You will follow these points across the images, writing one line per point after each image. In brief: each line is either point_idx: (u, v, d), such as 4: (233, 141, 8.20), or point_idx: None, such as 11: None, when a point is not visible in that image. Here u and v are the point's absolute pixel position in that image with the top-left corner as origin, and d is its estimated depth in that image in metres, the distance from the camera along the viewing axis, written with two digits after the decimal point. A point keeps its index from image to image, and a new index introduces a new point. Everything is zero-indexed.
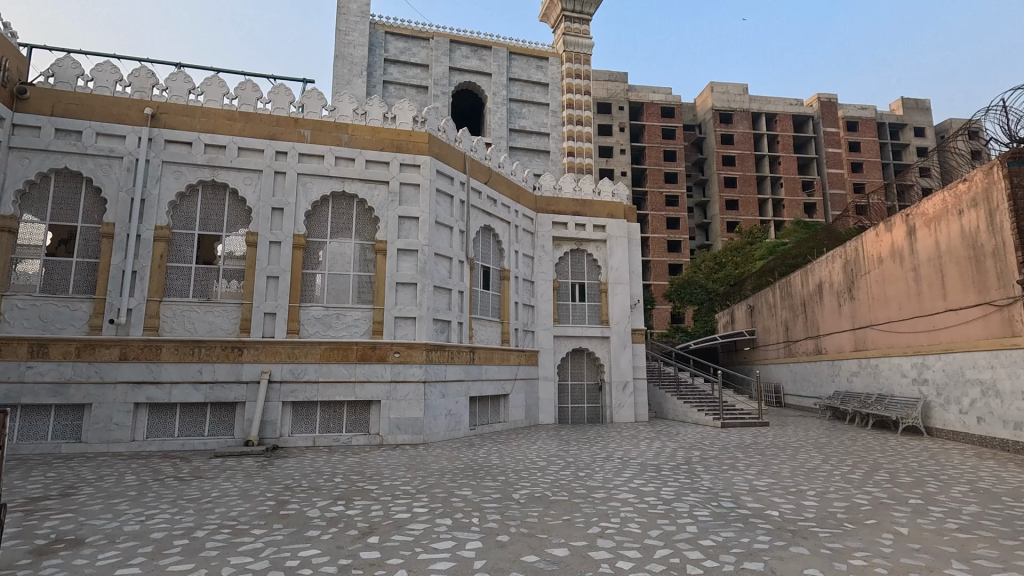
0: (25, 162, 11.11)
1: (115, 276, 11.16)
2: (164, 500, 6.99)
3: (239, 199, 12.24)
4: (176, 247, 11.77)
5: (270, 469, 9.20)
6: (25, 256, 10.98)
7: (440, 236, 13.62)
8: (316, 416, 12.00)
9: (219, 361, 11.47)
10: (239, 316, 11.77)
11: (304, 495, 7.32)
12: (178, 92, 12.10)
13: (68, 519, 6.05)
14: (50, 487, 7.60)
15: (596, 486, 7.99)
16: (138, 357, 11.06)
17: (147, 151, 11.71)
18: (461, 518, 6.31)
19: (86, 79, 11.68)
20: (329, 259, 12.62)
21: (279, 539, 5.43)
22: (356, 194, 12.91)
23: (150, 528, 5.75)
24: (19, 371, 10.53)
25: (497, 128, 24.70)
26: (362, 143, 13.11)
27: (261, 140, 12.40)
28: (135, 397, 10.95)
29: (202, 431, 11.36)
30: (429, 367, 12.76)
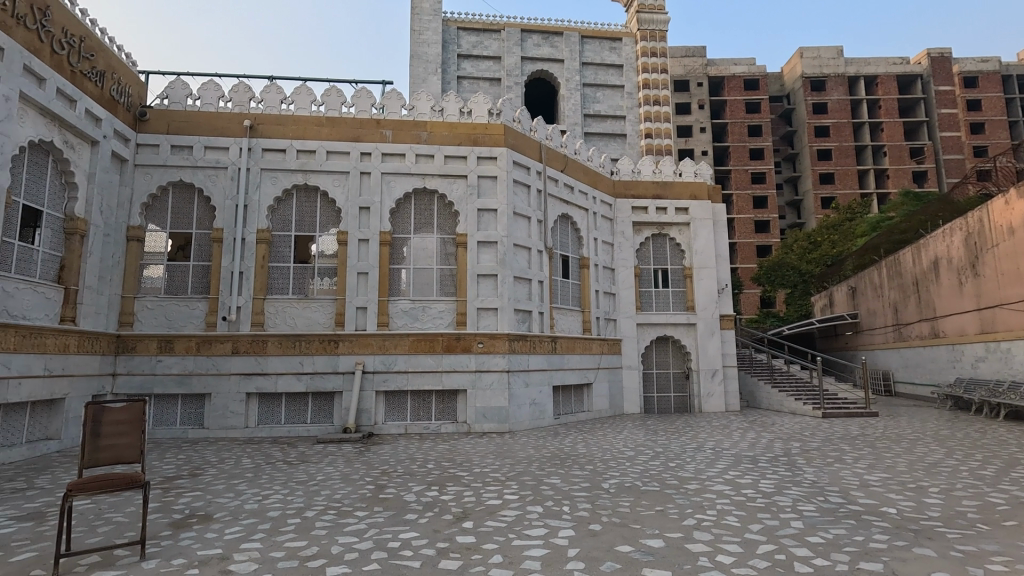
0: (148, 177, 12.35)
1: (225, 277, 12.19)
2: (277, 482, 7.60)
3: (330, 200, 12.95)
4: (276, 248, 12.66)
5: (368, 455, 9.73)
6: (152, 262, 12.22)
7: (519, 226, 13.69)
8: (407, 405, 12.53)
9: (317, 353, 12.24)
10: (333, 310, 12.49)
11: (401, 480, 7.67)
12: (271, 103, 12.97)
13: (197, 497, 6.73)
14: (181, 468, 8.48)
15: (688, 477, 7.75)
16: (248, 350, 12.04)
17: (247, 160, 12.64)
18: (552, 506, 6.34)
19: (194, 98, 12.79)
20: (414, 254, 13.07)
21: (380, 521, 5.73)
22: (436, 190, 13.26)
23: (267, 507, 6.27)
24: (152, 365, 11.78)
25: (572, 115, 24.39)
26: (441, 139, 13.42)
27: (347, 142, 13.02)
28: (247, 387, 11.93)
29: (305, 419, 12.20)
30: (512, 357, 12.91)
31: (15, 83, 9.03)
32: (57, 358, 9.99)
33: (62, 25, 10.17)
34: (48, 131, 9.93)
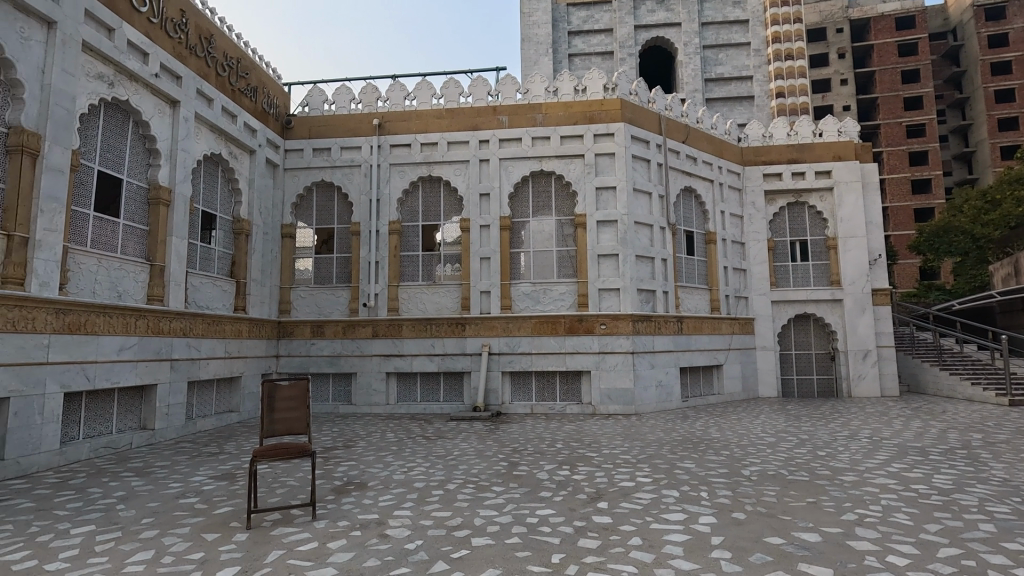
0: (296, 179, 13.73)
1: (363, 267, 13.23)
2: (419, 455, 8.17)
3: (452, 189, 13.49)
4: (406, 238, 13.49)
5: (498, 433, 10.11)
6: (301, 256, 13.61)
7: (640, 203, 13.23)
8: (532, 385, 12.82)
9: (447, 336, 12.90)
10: (460, 295, 13.05)
11: (532, 458, 7.87)
12: (396, 100, 13.76)
13: (352, 466, 7.45)
14: (337, 440, 9.45)
15: (842, 467, 7.07)
16: (386, 334, 13.01)
17: (378, 156, 13.53)
18: (689, 491, 6.11)
19: (330, 103, 13.94)
20: (533, 237, 13.22)
21: (516, 497, 5.92)
22: (554, 171, 13.24)
23: (413, 478, 6.76)
24: (307, 347, 13.16)
25: (691, 81, 22.96)
26: (556, 120, 13.34)
27: (466, 132, 13.44)
28: (386, 367, 12.93)
29: (439, 397, 12.97)
30: (636, 338, 12.61)
31: (192, 106, 10.45)
32: (234, 342, 11.54)
33: (223, 49, 11.54)
34: (217, 145, 11.37)
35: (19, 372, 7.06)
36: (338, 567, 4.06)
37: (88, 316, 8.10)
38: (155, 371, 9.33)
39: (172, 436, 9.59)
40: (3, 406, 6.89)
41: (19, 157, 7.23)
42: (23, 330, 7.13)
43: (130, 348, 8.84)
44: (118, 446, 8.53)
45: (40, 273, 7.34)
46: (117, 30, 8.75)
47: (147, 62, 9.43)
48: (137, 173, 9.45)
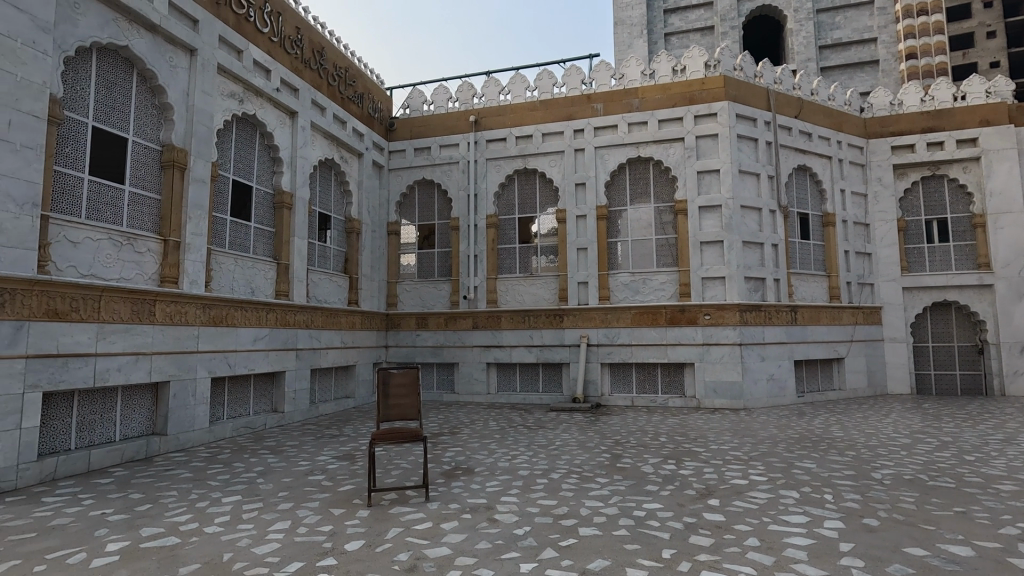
0: (399, 179, 14.42)
1: (463, 260, 13.63)
2: (522, 444, 8.33)
3: (548, 181, 13.52)
4: (503, 231, 13.73)
5: (599, 424, 10.03)
6: (406, 251, 14.27)
7: (746, 185, 12.45)
8: (632, 377, 12.57)
9: (545, 327, 12.99)
10: (557, 286, 13.07)
11: (636, 451, 7.72)
12: (491, 95, 14.01)
13: (459, 452, 7.76)
14: (443, 427, 9.87)
15: (997, 475, 6.22)
16: (486, 325, 13.34)
17: (475, 152, 13.88)
18: (810, 492, 5.69)
19: (429, 104, 14.49)
20: (631, 226, 12.91)
21: (622, 489, 5.84)
22: (652, 157, 12.82)
23: (517, 466, 6.91)
24: (412, 338, 13.83)
25: (803, 50, 21.16)
26: (654, 104, 12.89)
27: (561, 122, 13.40)
28: (487, 357, 13.27)
29: (538, 388, 13.12)
30: (744, 329, 11.93)
31: (308, 115, 11.32)
32: (349, 333, 12.43)
33: (333, 60, 12.38)
34: (330, 150, 12.23)
35: (177, 359, 8.09)
36: (452, 547, 4.25)
37: (228, 310, 9.09)
38: (283, 359, 10.28)
39: (298, 418, 10.54)
40: (166, 389, 7.94)
41: (171, 171, 8.23)
42: (179, 322, 8.16)
43: (262, 339, 9.82)
44: (256, 426, 9.54)
45: (190, 272, 8.34)
46: (245, 51, 9.68)
47: (270, 78, 10.35)
48: (264, 181, 10.42)
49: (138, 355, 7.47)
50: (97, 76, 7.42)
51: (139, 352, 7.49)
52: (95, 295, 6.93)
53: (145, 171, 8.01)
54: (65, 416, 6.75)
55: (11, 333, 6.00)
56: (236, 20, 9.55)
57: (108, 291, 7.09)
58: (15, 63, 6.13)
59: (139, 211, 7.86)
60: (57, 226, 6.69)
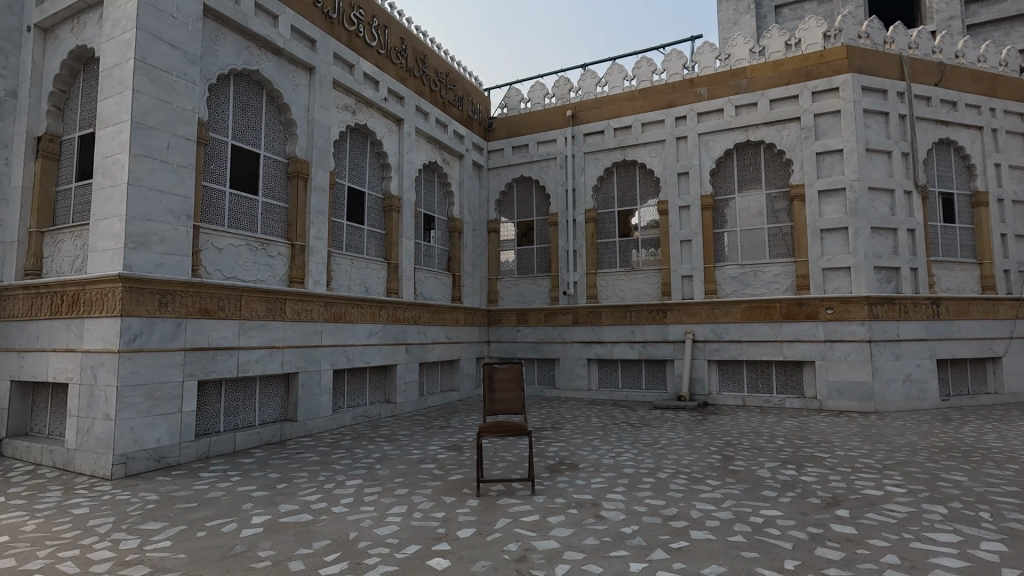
0: (498, 177, 14.69)
1: (562, 256, 13.60)
2: (626, 442, 8.17)
3: (648, 172, 13.13)
4: (602, 225, 13.52)
5: (708, 424, 9.58)
6: (505, 248, 14.52)
7: (874, 165, 11.25)
8: (744, 375, 11.88)
9: (648, 323, 12.63)
10: (660, 281, 12.66)
11: (750, 454, 7.27)
12: (588, 88, 13.86)
13: (563, 447, 7.78)
14: (546, 422, 9.95)
15: None
16: (586, 321, 13.23)
17: (572, 147, 13.80)
18: (962, 508, 5.03)
19: (526, 101, 14.63)
20: (740, 215, 12.17)
21: (736, 493, 5.54)
22: (763, 140, 11.99)
23: (622, 464, 6.79)
24: (513, 334, 14.05)
25: (945, 8, 18.76)
26: (764, 83, 12.04)
27: (662, 110, 12.94)
28: (587, 353, 13.16)
29: (641, 385, 12.80)
30: (874, 324, 10.79)
31: (412, 121, 11.89)
32: (453, 329, 12.91)
33: (435, 67, 12.89)
34: (433, 154, 12.76)
35: (304, 353, 8.88)
36: (560, 541, 4.28)
37: (347, 308, 9.82)
38: (395, 353, 10.92)
39: (408, 409, 11.15)
40: (296, 379, 8.74)
41: (297, 181, 9.04)
42: (305, 319, 8.95)
43: (376, 334, 10.50)
44: (371, 416, 10.23)
45: (314, 273, 9.11)
46: (356, 66, 10.37)
47: (378, 88, 11.00)
48: (375, 186, 11.11)
49: (272, 348, 8.30)
50: (234, 99, 8.31)
51: (273, 346, 8.32)
52: (238, 295, 7.80)
53: (275, 182, 8.86)
54: (215, 401, 7.67)
55: (172, 329, 6.92)
56: (348, 37, 10.25)
57: (248, 292, 7.95)
58: (171, 94, 7.04)
59: (271, 219, 8.72)
60: (206, 235, 7.61)
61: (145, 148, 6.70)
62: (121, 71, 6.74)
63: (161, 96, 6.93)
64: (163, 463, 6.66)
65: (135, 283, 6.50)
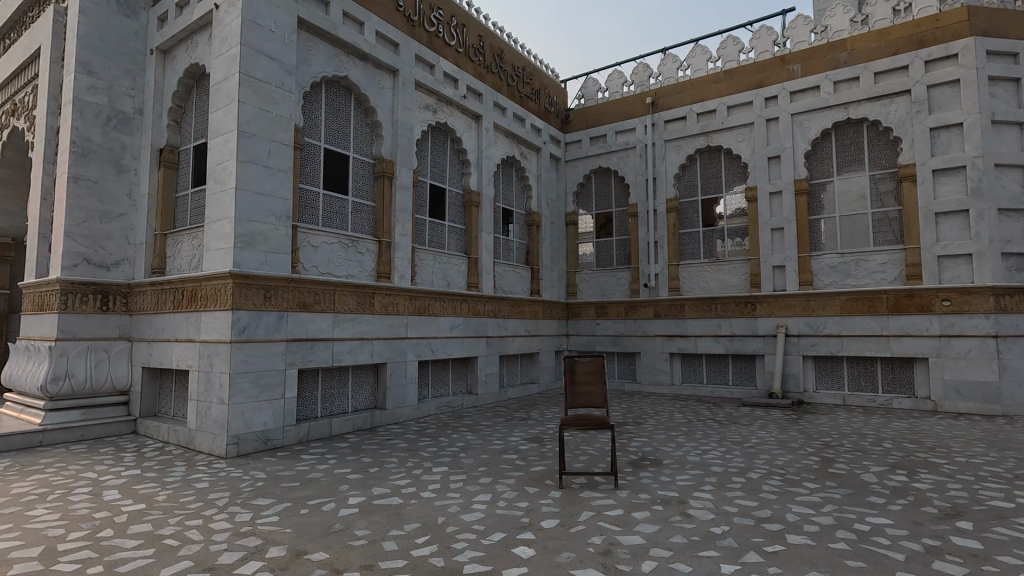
0: (576, 169, 14.56)
1: (642, 247, 13.26)
2: (713, 439, 7.86)
3: (735, 157, 12.49)
4: (685, 215, 13.02)
5: (804, 423, 9.00)
6: (584, 241, 14.38)
7: (1002, 138, 10.01)
8: (844, 372, 11.04)
9: (735, 316, 12.05)
10: (748, 271, 12.03)
11: (852, 457, 6.75)
12: (669, 73, 13.42)
13: (645, 442, 7.62)
14: (627, 416, 9.78)
15: None
16: (668, 314, 12.84)
17: (653, 135, 13.39)
18: None
19: (603, 91, 14.37)
20: (839, 199, 11.29)
21: (837, 498, 5.17)
22: (865, 117, 11.04)
23: (710, 462, 6.54)
24: (592, 327, 13.91)
25: None
26: (867, 55, 11.08)
27: (750, 91, 12.26)
28: (670, 347, 12.77)
29: (728, 381, 12.24)
30: (1002, 318, 9.65)
31: (490, 117, 12.04)
32: (532, 322, 12.99)
33: (512, 62, 12.97)
34: (511, 148, 12.87)
35: (391, 344, 9.30)
36: (645, 537, 4.20)
37: (430, 301, 10.16)
38: (476, 345, 11.17)
39: (489, 400, 11.38)
40: (384, 369, 9.18)
41: (383, 181, 9.44)
42: (392, 312, 9.36)
43: (458, 327, 10.79)
44: (454, 406, 10.53)
45: (399, 268, 9.51)
46: (436, 65, 10.64)
47: (457, 86, 11.22)
48: (455, 182, 11.37)
49: (362, 340, 8.76)
50: (326, 105, 8.79)
51: (363, 338, 8.77)
52: (331, 290, 8.30)
53: (363, 182, 9.31)
54: (313, 388, 8.23)
55: (276, 321, 7.48)
56: (429, 38, 10.55)
57: (340, 286, 8.43)
58: (270, 103, 7.58)
59: (360, 217, 9.18)
60: (303, 234, 8.15)
61: (249, 155, 7.26)
62: (228, 84, 7.34)
63: (262, 106, 7.47)
64: (270, 445, 7.25)
65: (243, 279, 7.09)
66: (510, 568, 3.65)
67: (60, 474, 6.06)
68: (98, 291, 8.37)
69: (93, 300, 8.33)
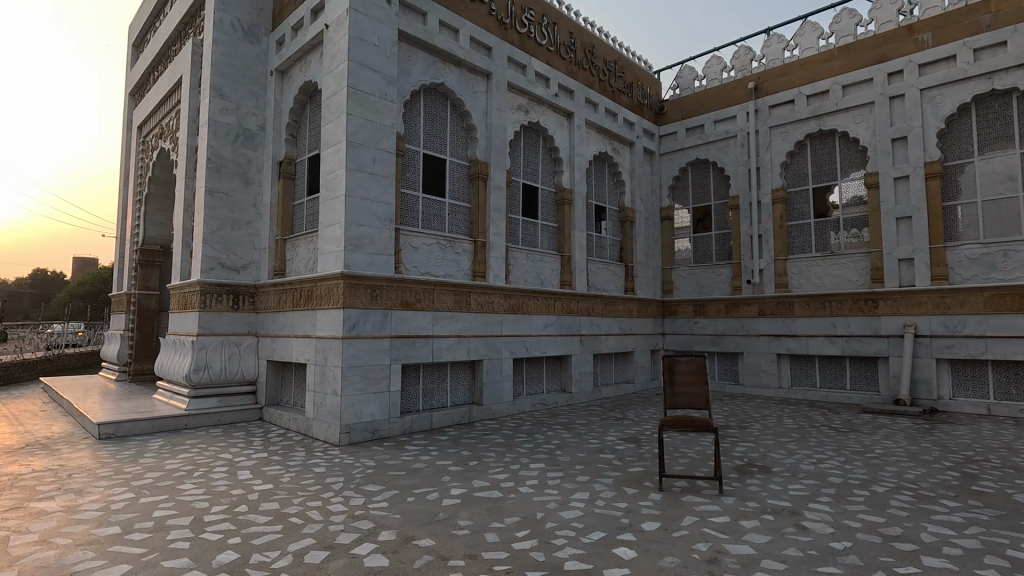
0: (671, 162, 14.05)
1: (745, 242, 12.53)
2: (829, 447, 7.26)
3: (851, 140, 11.46)
4: (793, 205, 12.12)
5: (938, 434, 8.06)
6: (680, 236, 13.85)
7: None
8: (989, 378, 9.75)
9: (853, 314, 11.04)
10: (869, 265, 10.97)
11: (1002, 474, 5.93)
12: (774, 55, 12.59)
13: (752, 448, 7.20)
14: (730, 419, 9.30)
15: None
16: (775, 312, 12.03)
17: (756, 122, 12.62)
18: None
19: (700, 79, 13.77)
20: (979, 183, 10.03)
21: (984, 519, 4.57)
22: (1015, 87, 9.72)
23: (826, 472, 6.05)
24: (691, 326, 13.36)
25: None
26: (1016, 15, 9.75)
27: (868, 68, 11.20)
28: (777, 348, 11.95)
29: (845, 385, 11.25)
30: None
31: (582, 114, 11.95)
32: (627, 320, 12.73)
33: (604, 57, 12.79)
34: (603, 144, 12.70)
35: (487, 342, 9.53)
36: (756, 547, 3.97)
37: (525, 299, 10.29)
38: (569, 344, 11.16)
39: (583, 399, 11.31)
40: (480, 366, 9.43)
41: (478, 182, 9.69)
42: (487, 310, 9.59)
43: (552, 325, 10.82)
44: (548, 403, 10.58)
45: (494, 267, 9.72)
46: (528, 66, 10.75)
47: (549, 85, 11.26)
48: (548, 181, 11.42)
49: (460, 337, 9.05)
50: (424, 112, 9.19)
51: (460, 335, 9.06)
52: (431, 289, 8.65)
53: (459, 184, 9.61)
54: (416, 383, 8.64)
55: (381, 319, 7.94)
56: (521, 40, 10.68)
57: (439, 286, 8.77)
58: (375, 113, 8.05)
59: (456, 219, 9.49)
60: (405, 237, 8.58)
61: (357, 163, 7.76)
62: (338, 98, 7.89)
63: (367, 117, 7.96)
64: (377, 435, 7.71)
65: (353, 279, 7.60)
66: (612, 567, 3.61)
67: (202, 454, 6.85)
68: (230, 291, 9.36)
69: (227, 300, 9.32)
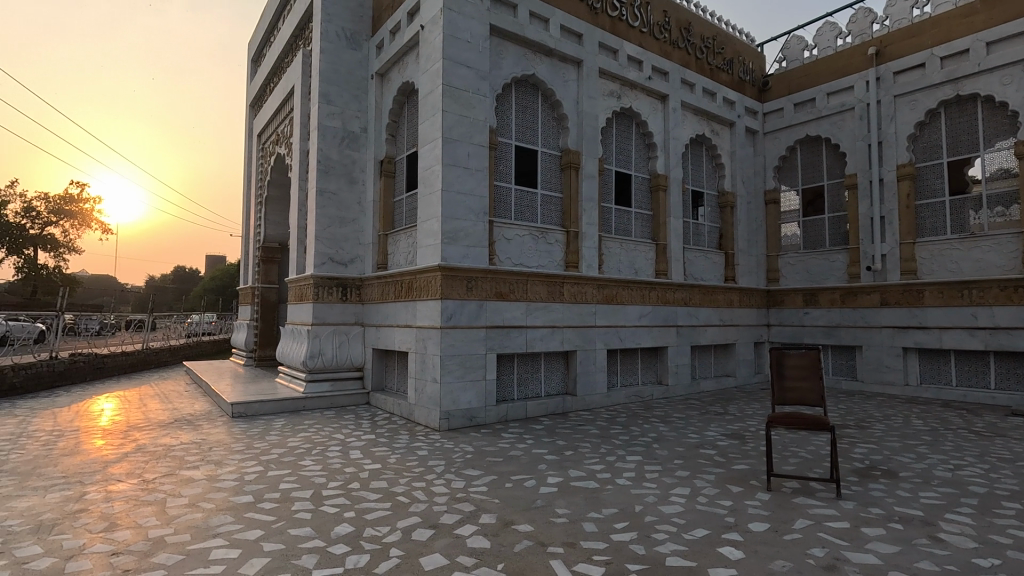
0: (777, 141, 13.08)
1: (864, 224, 11.41)
2: (970, 453, 6.46)
3: (998, 105, 10.07)
4: (922, 182, 10.85)
5: None
6: (788, 221, 12.87)
7: None
8: None
9: (1000, 304, 9.77)
10: (1019, 248, 9.67)
11: None
12: (899, 14, 11.29)
13: (874, 450, 6.58)
14: (847, 418, 8.57)
15: None
16: (900, 301, 10.87)
17: (878, 92, 11.41)
18: None
19: (811, 49, 12.68)
20: None
21: None
22: None
23: (967, 480, 5.39)
24: (800, 317, 12.42)
25: None
26: None
27: (1020, 20, 9.77)
28: (903, 341, 10.79)
29: (988, 385, 9.94)
30: None
31: (678, 95, 11.45)
32: (727, 311, 12.09)
33: (701, 34, 12.16)
34: (701, 126, 12.09)
35: (581, 332, 9.48)
36: (881, 557, 3.64)
37: (618, 289, 10.10)
38: (665, 335, 10.81)
39: (682, 393, 10.93)
40: (574, 357, 9.40)
41: (570, 172, 9.61)
42: (581, 301, 9.52)
43: (647, 315, 10.55)
44: (644, 396, 10.34)
45: (587, 257, 9.62)
46: (621, 50, 10.47)
47: (642, 68, 10.90)
48: (642, 168, 11.09)
49: (553, 328, 9.08)
50: (515, 104, 9.25)
51: (554, 326, 9.09)
52: (524, 280, 8.75)
53: (551, 175, 9.60)
54: (511, 373, 8.81)
55: (476, 310, 8.15)
56: (613, 24, 10.43)
57: (532, 277, 8.85)
58: (468, 109, 8.23)
59: (549, 209, 9.48)
60: (499, 228, 8.74)
61: (452, 158, 8.01)
62: (433, 96, 8.17)
63: (461, 113, 8.16)
64: (474, 422, 7.95)
65: (450, 271, 7.88)
66: (718, 567, 3.47)
67: (318, 434, 7.46)
68: (339, 285, 10.06)
69: (336, 292, 10.04)
